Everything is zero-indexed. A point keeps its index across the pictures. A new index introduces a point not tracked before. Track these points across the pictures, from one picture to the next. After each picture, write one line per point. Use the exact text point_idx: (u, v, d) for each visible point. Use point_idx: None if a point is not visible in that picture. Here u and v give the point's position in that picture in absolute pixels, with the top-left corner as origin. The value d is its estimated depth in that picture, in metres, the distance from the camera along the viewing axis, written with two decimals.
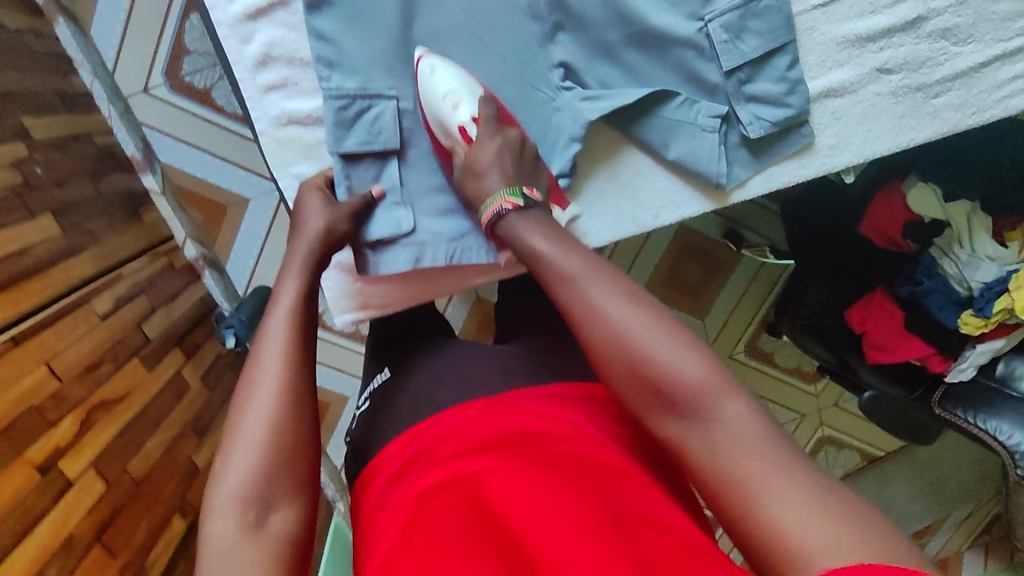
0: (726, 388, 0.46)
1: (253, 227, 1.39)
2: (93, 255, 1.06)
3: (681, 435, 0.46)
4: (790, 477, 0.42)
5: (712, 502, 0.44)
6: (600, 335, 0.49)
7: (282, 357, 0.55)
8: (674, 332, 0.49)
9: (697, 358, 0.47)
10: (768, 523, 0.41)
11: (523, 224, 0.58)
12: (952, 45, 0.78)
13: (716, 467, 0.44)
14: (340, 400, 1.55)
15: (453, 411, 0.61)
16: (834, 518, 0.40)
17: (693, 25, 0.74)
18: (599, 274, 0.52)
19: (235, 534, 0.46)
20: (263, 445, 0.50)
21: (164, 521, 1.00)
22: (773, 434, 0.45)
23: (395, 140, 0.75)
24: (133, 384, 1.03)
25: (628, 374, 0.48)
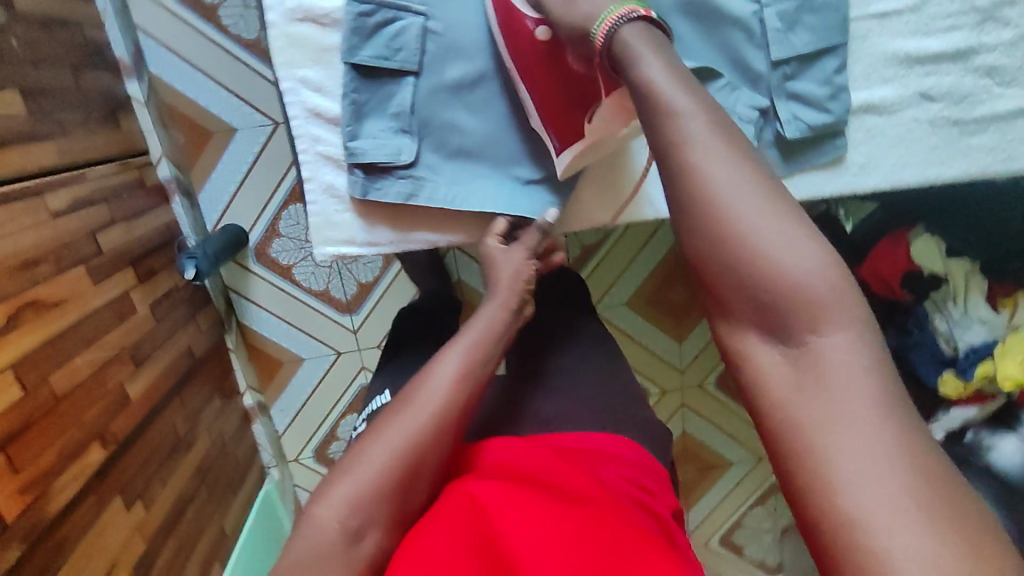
0: (835, 313, 0.41)
1: (235, 160, 1.32)
2: (57, 148, 0.97)
3: (761, 347, 0.43)
4: (884, 447, 0.36)
5: (772, 437, 0.41)
6: (698, 224, 0.45)
7: (441, 398, 0.57)
8: (792, 233, 0.43)
9: (813, 268, 0.41)
10: (825, 478, 0.37)
11: (644, 46, 0.50)
12: (995, 85, 0.75)
13: (792, 402, 0.40)
14: (293, 362, 1.48)
15: (481, 446, 0.62)
16: (917, 506, 0.34)
17: (749, 7, 0.71)
18: (719, 143, 0.45)
19: (335, 533, 0.49)
20: (393, 468, 0.52)
21: (80, 446, 0.89)
22: (878, 383, 0.39)
23: (413, 61, 0.71)
24: (73, 292, 0.93)
25: (719, 274, 0.44)
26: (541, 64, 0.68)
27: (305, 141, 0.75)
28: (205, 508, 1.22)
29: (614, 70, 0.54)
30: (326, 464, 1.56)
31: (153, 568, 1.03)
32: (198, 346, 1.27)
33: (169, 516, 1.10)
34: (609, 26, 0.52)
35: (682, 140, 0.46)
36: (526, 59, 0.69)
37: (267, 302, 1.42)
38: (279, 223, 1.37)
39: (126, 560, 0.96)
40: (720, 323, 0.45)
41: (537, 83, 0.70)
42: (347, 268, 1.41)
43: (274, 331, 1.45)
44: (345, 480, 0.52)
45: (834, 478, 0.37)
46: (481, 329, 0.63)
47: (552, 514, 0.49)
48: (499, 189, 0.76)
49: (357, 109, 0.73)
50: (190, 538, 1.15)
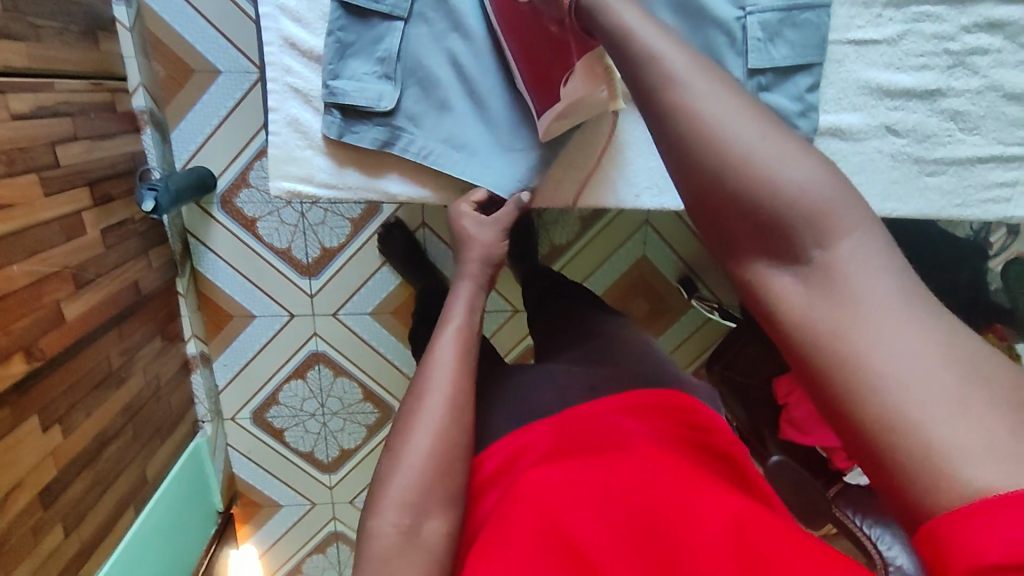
0: (846, 219, 0.38)
1: (214, 102, 1.30)
2: (27, 51, 0.94)
3: (775, 275, 0.39)
4: (918, 355, 0.34)
5: (803, 370, 0.38)
6: (688, 155, 0.41)
7: (449, 383, 0.58)
8: (787, 145, 0.40)
9: (811, 173, 0.39)
10: (867, 395, 0.34)
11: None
12: (958, 130, 0.77)
13: (815, 329, 0.37)
14: (244, 318, 1.44)
15: (528, 426, 0.61)
16: (964, 396, 0.32)
17: (733, 12, 0.72)
18: (698, 71, 0.43)
19: (394, 537, 0.51)
20: (429, 459, 0.54)
21: (3, 356, 0.85)
22: (893, 285, 0.36)
23: (404, 7, 0.73)
24: (21, 199, 0.91)
25: (719, 202, 0.40)
26: (522, 28, 0.69)
27: (275, 70, 0.75)
28: (130, 447, 1.19)
29: (584, 29, 0.53)
30: (263, 426, 1.53)
31: (62, 497, 0.99)
32: (146, 282, 1.24)
33: (90, 447, 1.07)
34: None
35: (660, 73, 0.43)
36: (511, 22, 0.70)
37: (225, 251, 1.40)
38: (249, 173, 1.35)
39: (34, 482, 0.92)
40: (727, 258, 0.42)
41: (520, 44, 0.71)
42: (312, 229, 1.39)
43: (228, 282, 1.42)
44: (390, 484, 0.53)
45: (879, 391, 0.34)
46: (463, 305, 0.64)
47: (592, 479, 0.51)
48: (475, 152, 0.76)
49: (342, 48, 0.74)
50: (108, 475, 1.12)
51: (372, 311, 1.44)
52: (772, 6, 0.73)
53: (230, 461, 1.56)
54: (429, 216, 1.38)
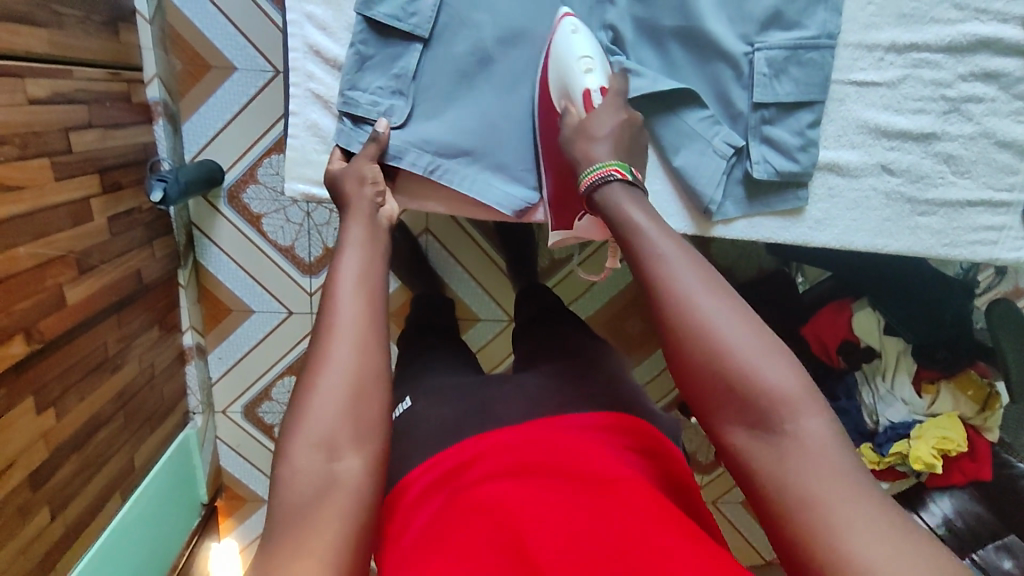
0: (811, 406, 0.45)
1: (227, 98, 1.32)
2: (49, 39, 0.96)
3: (750, 446, 0.46)
4: (866, 524, 0.40)
5: (769, 523, 0.44)
6: (679, 336, 0.48)
7: (352, 316, 0.53)
8: (765, 339, 0.47)
9: (784, 365, 0.46)
10: (828, 550, 0.40)
11: (620, 193, 0.57)
12: (950, 173, 0.80)
13: (783, 494, 0.43)
14: (242, 311, 1.46)
15: (481, 436, 0.64)
16: (903, 555, 0.39)
17: (742, 46, 0.75)
18: (690, 264, 0.50)
19: (313, 482, 0.47)
20: (341, 398, 0.50)
21: (4, 337, 0.86)
22: (846, 464, 0.43)
23: (424, 28, 0.75)
24: (33, 181, 0.92)
25: (705, 378, 0.47)
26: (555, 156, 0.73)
27: (299, 75, 0.78)
28: (120, 434, 1.19)
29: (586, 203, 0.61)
30: (253, 421, 1.53)
31: (50, 481, 1.00)
32: (148, 272, 1.25)
33: (81, 432, 1.07)
34: (595, 180, 0.59)
35: (658, 267, 0.51)
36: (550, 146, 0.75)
37: (227, 245, 1.41)
38: (257, 170, 1.36)
39: (25, 462, 0.93)
40: (709, 424, 0.48)
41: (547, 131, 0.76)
42: (315, 228, 1.40)
43: (228, 275, 1.43)
44: (302, 426, 0.49)
45: (838, 548, 0.40)
46: (357, 234, 0.60)
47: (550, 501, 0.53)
48: (482, 168, 0.79)
49: (361, 60, 0.75)
50: (97, 460, 1.12)
51: None
52: (781, 43, 0.74)
53: (218, 454, 1.56)
54: (433, 223, 1.43)
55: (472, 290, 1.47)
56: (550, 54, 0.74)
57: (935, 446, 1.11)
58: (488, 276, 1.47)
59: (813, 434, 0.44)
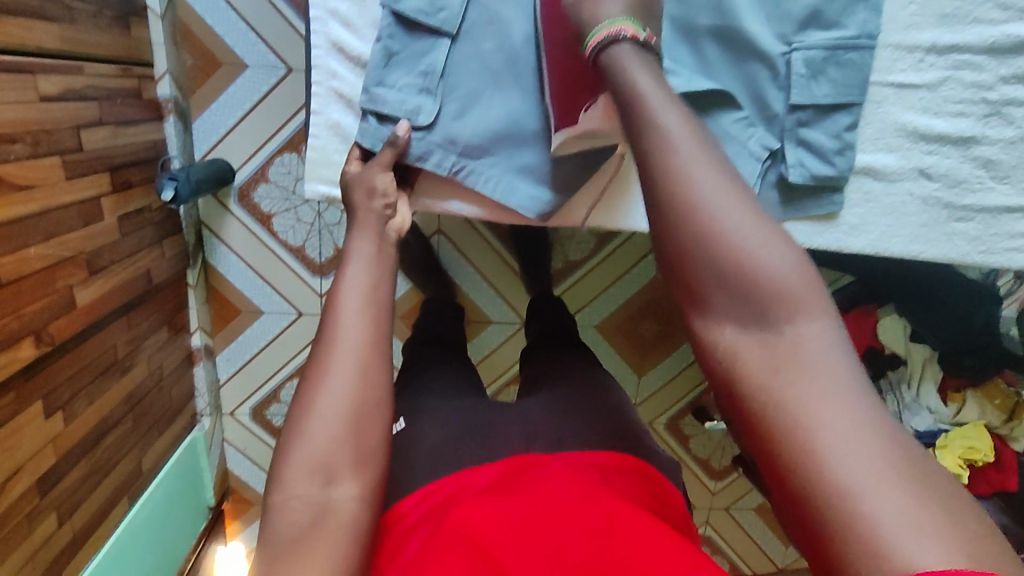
0: (809, 304, 0.42)
1: (239, 96, 1.30)
2: (60, 33, 0.93)
3: (737, 340, 0.43)
4: (858, 433, 0.37)
5: (744, 417, 0.41)
6: (673, 219, 0.44)
7: (361, 333, 0.51)
8: (768, 231, 0.44)
9: (786, 255, 0.43)
10: (811, 457, 0.37)
11: (631, 61, 0.51)
12: (988, 177, 0.77)
13: (768, 392, 0.40)
14: (252, 313, 1.43)
15: (477, 469, 0.64)
16: (892, 464, 0.36)
17: (779, 46, 0.73)
18: (695, 143, 0.46)
19: (305, 510, 0.45)
20: (341, 419, 0.48)
21: (14, 340, 0.84)
22: (841, 368, 0.40)
23: (452, 24, 0.73)
24: (43, 180, 0.90)
25: (698, 265, 0.43)
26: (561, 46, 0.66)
27: (321, 73, 0.76)
28: (128, 438, 1.17)
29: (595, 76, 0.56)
30: (261, 424, 1.51)
31: (58, 486, 0.97)
32: (158, 272, 1.22)
33: (89, 436, 1.05)
34: (604, 42, 0.53)
35: (660, 144, 0.46)
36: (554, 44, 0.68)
37: (237, 245, 1.39)
38: (269, 168, 1.34)
39: (33, 468, 0.91)
40: (693, 315, 0.45)
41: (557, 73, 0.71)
42: (327, 228, 1.38)
43: (238, 276, 1.41)
44: (297, 446, 0.47)
45: (822, 455, 0.37)
46: (367, 248, 0.58)
47: (550, 530, 0.52)
48: (508, 169, 0.76)
49: (387, 56, 0.73)
50: (105, 465, 1.10)
51: None
52: (821, 42, 0.72)
53: (225, 456, 1.54)
54: (446, 224, 1.40)
55: (485, 292, 1.45)
56: None
57: (961, 456, 1.09)
58: (501, 278, 1.44)
59: (807, 333, 0.41)
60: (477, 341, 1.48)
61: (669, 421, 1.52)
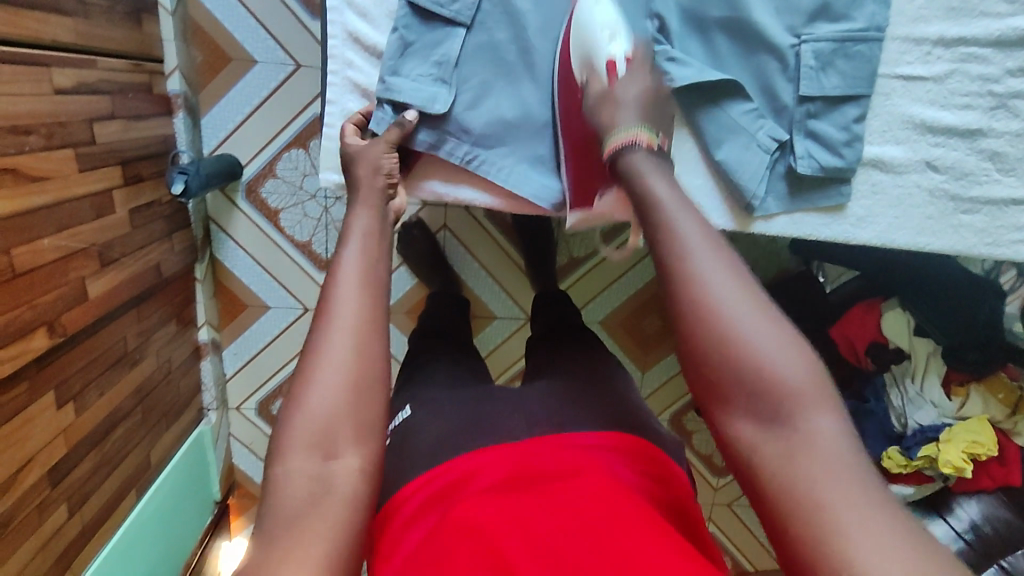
0: (823, 402, 0.43)
1: (247, 91, 1.31)
2: (75, 27, 0.94)
3: (756, 437, 0.43)
4: (879, 532, 0.37)
5: (764, 512, 0.42)
6: (690, 318, 0.46)
7: (354, 311, 0.51)
8: (781, 330, 0.45)
9: (798, 356, 0.44)
10: (834, 555, 0.37)
11: (645, 163, 0.53)
12: (995, 170, 0.78)
13: (788, 488, 0.40)
14: (259, 308, 1.44)
15: (479, 453, 0.63)
16: (915, 562, 0.36)
17: (788, 39, 0.74)
18: (709, 248, 0.47)
19: (306, 484, 0.45)
20: (338, 394, 0.48)
21: (29, 330, 0.85)
22: (858, 466, 0.40)
23: (467, 14, 0.74)
24: (57, 173, 0.90)
25: (715, 364, 0.45)
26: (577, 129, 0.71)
27: (338, 62, 0.77)
28: (136, 431, 1.17)
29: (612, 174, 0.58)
30: (267, 419, 1.52)
31: (70, 476, 0.98)
32: (167, 266, 1.23)
33: (100, 427, 1.06)
34: (620, 145, 0.55)
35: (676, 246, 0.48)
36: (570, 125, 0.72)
37: (245, 240, 1.40)
38: (276, 164, 1.35)
39: (44, 459, 0.91)
40: (713, 411, 0.46)
41: (569, 113, 0.72)
42: (334, 222, 1.39)
43: (244, 270, 1.42)
44: (294, 424, 0.47)
45: (844, 552, 0.37)
46: (363, 229, 0.58)
47: (545, 517, 0.52)
48: (520, 160, 0.78)
49: (403, 46, 0.75)
50: (114, 458, 1.10)
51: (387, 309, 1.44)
52: (828, 35, 0.74)
53: (231, 451, 1.55)
54: (451, 219, 1.40)
55: (491, 288, 1.46)
56: (572, 29, 0.70)
57: (965, 451, 1.09)
58: (507, 274, 1.45)
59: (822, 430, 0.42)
60: (481, 336, 1.49)
61: (672, 417, 1.53)
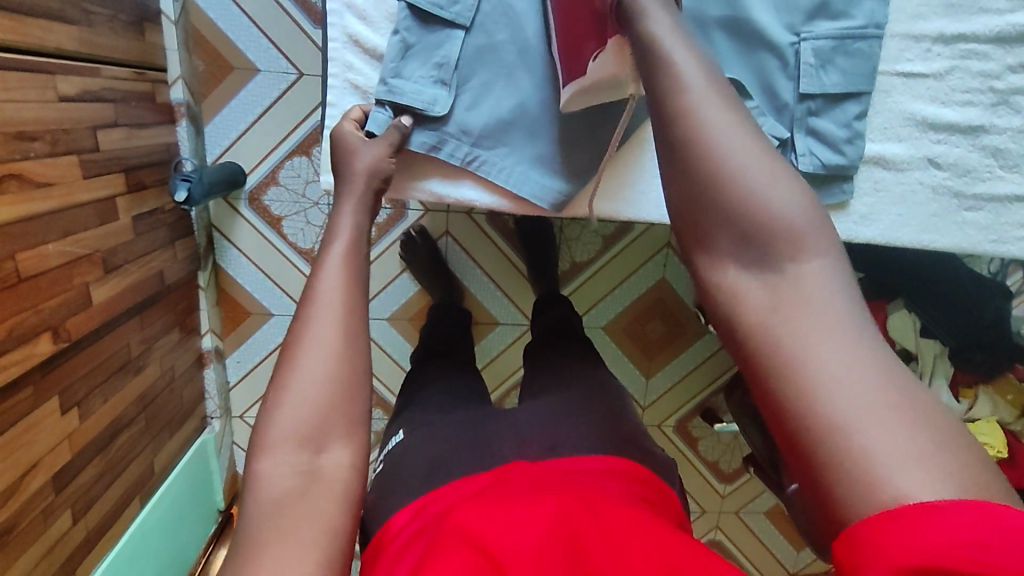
0: (817, 247, 0.41)
1: (250, 100, 1.32)
2: (78, 35, 0.95)
3: (742, 279, 0.41)
4: (862, 371, 0.36)
5: (743, 352, 0.40)
6: (684, 159, 0.43)
7: (341, 300, 0.51)
8: (780, 174, 0.42)
9: (798, 199, 0.41)
10: (811, 392, 0.36)
11: (651, 2, 0.49)
12: (997, 166, 0.77)
13: (771, 328, 0.39)
14: (262, 315, 1.43)
15: (472, 477, 0.62)
16: (895, 401, 0.35)
17: (788, 37, 0.75)
18: (710, 89, 0.44)
19: (291, 478, 0.45)
20: (325, 386, 0.48)
21: (33, 335, 0.85)
22: (848, 310, 0.39)
23: (467, 16, 0.75)
24: (62, 180, 0.91)
25: (705, 207, 0.42)
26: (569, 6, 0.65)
27: (338, 65, 0.78)
28: (140, 438, 1.17)
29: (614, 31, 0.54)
30: None
31: (74, 483, 0.98)
32: (171, 273, 1.23)
33: (102, 435, 1.05)
34: None
35: (677, 88, 0.45)
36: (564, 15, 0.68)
37: (248, 248, 1.40)
38: (279, 171, 1.36)
39: (48, 465, 0.91)
40: (699, 257, 0.43)
41: (563, 6, 0.68)
42: None
43: (247, 277, 1.42)
44: (281, 414, 0.47)
45: (820, 391, 0.36)
46: (350, 224, 0.58)
47: (536, 514, 0.51)
48: (519, 159, 0.78)
49: (404, 48, 0.75)
50: (117, 464, 1.10)
51: (389, 316, 1.43)
52: (826, 33, 0.75)
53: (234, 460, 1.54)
54: (453, 225, 1.40)
55: (493, 294, 1.45)
56: None
57: None
58: (508, 280, 1.44)
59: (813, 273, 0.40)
60: (484, 344, 1.48)
61: (678, 423, 1.52)
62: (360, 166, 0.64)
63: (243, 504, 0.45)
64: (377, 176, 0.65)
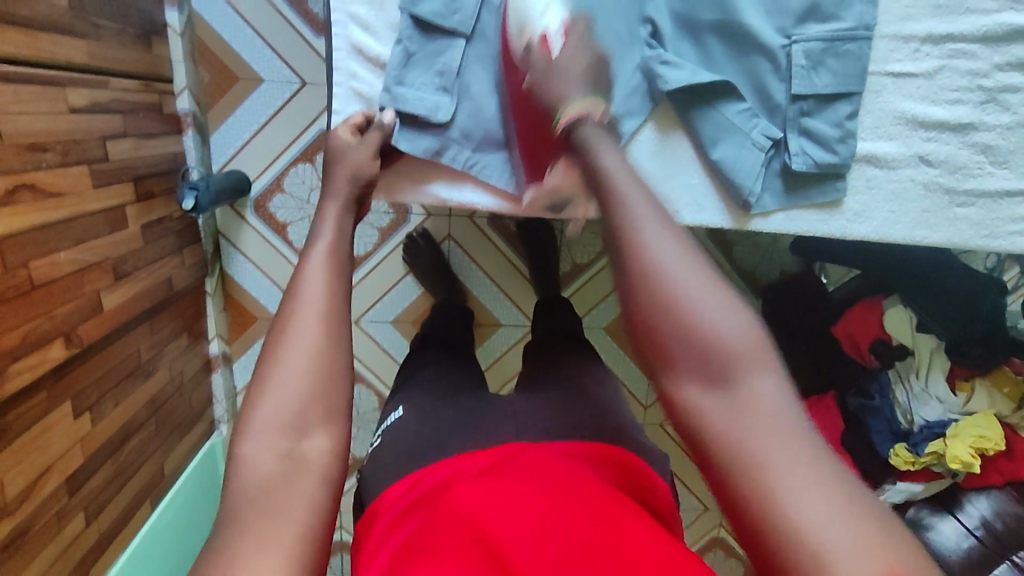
0: (764, 364, 0.43)
1: (254, 109, 1.34)
2: (88, 48, 0.98)
3: (702, 398, 0.43)
4: (818, 479, 0.38)
5: (711, 470, 0.41)
6: (636, 285, 0.45)
7: (323, 297, 0.53)
8: (725, 295, 0.45)
9: (742, 320, 0.44)
10: (776, 508, 0.37)
11: (597, 136, 0.54)
12: (988, 162, 0.79)
13: (733, 447, 0.40)
14: (267, 320, 1.45)
15: (461, 457, 0.64)
16: (852, 506, 0.37)
17: (779, 40, 0.77)
18: (653, 214, 0.47)
19: (272, 462, 0.47)
20: (306, 376, 0.49)
21: (46, 340, 0.87)
22: (797, 424, 0.41)
23: (468, 24, 0.77)
24: (73, 189, 0.93)
25: (661, 330, 0.44)
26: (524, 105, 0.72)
27: (342, 74, 0.80)
28: (150, 441, 1.19)
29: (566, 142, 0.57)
30: None
31: (86, 486, 1.00)
32: (179, 280, 1.26)
33: (114, 439, 1.07)
34: (571, 117, 0.56)
35: (623, 218, 0.47)
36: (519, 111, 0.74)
37: (254, 254, 1.42)
38: (284, 178, 1.38)
39: (61, 468, 0.93)
40: (659, 376, 0.45)
41: (518, 99, 0.74)
42: None
43: (253, 282, 1.44)
44: (262, 403, 0.48)
45: (783, 504, 0.37)
46: (332, 226, 0.60)
47: (518, 496, 0.52)
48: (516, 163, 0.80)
49: (406, 57, 0.77)
50: (129, 468, 1.12)
51: (394, 318, 1.45)
52: (817, 35, 0.77)
53: None
54: (455, 229, 1.43)
55: (495, 296, 1.47)
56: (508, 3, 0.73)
57: (973, 447, 1.07)
58: (510, 282, 1.46)
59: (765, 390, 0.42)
60: (487, 345, 1.50)
61: None
62: (343, 169, 0.66)
63: (225, 487, 0.47)
64: (359, 181, 0.66)
